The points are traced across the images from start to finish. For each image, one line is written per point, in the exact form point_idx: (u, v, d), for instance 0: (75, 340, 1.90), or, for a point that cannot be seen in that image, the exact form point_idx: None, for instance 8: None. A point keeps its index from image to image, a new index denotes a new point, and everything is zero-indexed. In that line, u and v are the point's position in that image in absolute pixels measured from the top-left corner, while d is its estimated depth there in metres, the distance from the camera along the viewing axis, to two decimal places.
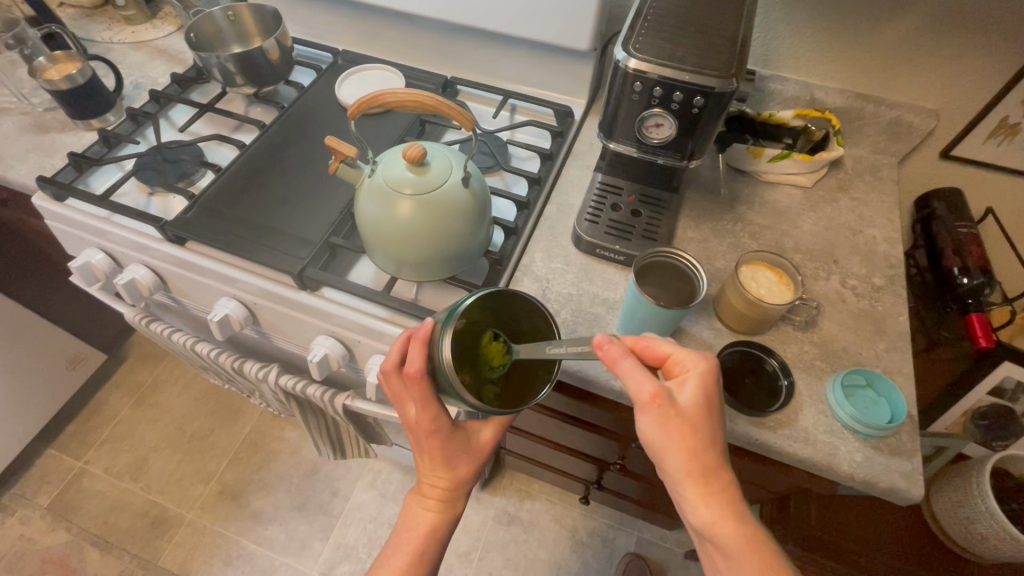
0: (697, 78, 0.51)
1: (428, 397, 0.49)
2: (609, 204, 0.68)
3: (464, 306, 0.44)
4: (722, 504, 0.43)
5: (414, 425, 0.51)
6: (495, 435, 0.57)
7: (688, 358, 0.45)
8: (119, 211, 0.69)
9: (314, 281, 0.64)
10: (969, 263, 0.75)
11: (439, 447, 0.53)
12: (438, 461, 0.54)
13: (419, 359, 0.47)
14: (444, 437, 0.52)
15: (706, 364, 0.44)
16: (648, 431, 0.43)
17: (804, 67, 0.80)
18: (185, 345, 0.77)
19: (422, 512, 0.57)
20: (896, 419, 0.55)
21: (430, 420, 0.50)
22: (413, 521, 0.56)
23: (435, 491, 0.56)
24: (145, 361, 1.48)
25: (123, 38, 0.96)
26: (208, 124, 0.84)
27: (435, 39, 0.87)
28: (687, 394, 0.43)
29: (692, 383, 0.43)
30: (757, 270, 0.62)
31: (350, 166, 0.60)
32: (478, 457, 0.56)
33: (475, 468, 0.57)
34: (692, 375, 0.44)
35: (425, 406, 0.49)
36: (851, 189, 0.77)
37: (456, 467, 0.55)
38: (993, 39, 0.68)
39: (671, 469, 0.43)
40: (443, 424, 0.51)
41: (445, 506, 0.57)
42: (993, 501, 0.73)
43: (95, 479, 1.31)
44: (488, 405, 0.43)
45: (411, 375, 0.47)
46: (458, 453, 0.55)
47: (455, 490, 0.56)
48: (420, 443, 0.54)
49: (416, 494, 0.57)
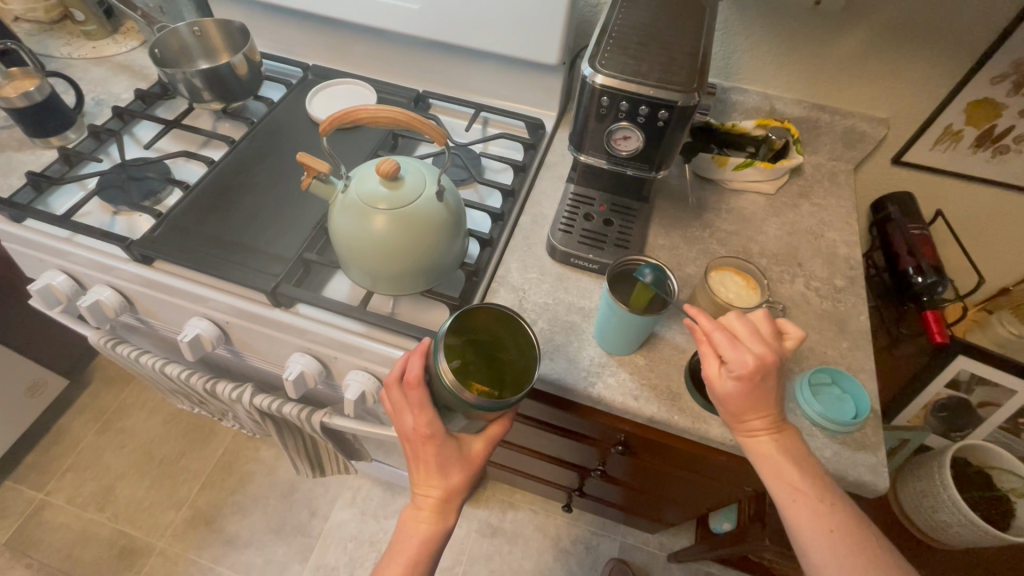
0: (662, 92, 0.53)
1: (427, 401, 0.50)
2: (582, 213, 0.70)
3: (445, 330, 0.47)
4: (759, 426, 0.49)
5: (411, 432, 0.51)
6: (488, 447, 0.55)
7: (741, 357, 0.48)
8: (81, 231, 0.67)
9: (287, 297, 0.63)
10: (923, 263, 0.79)
11: (435, 453, 0.51)
12: (432, 468, 0.52)
13: (418, 365, 0.50)
14: (441, 443, 0.51)
15: (751, 364, 0.47)
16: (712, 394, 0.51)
17: (762, 80, 0.83)
18: (154, 367, 0.75)
19: (416, 526, 0.52)
20: (860, 415, 0.58)
21: (428, 421, 0.50)
22: (407, 537, 0.52)
23: (428, 501, 0.52)
24: (110, 385, 1.43)
25: (83, 54, 0.94)
26: (175, 141, 0.82)
27: (406, 54, 0.88)
28: (726, 387, 0.49)
29: (733, 380, 0.48)
30: (726, 275, 0.64)
31: (324, 182, 0.60)
32: (470, 468, 0.53)
33: (469, 481, 0.53)
34: (735, 373, 0.48)
35: (424, 408, 0.50)
36: (811, 195, 0.80)
37: (449, 476, 0.52)
38: (934, 53, 0.72)
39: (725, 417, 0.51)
40: (440, 428, 0.51)
41: (438, 519, 0.52)
42: (954, 490, 0.75)
43: (58, 510, 1.25)
44: (486, 401, 0.45)
45: (411, 381, 0.50)
46: (449, 460, 0.52)
47: (449, 501, 0.53)
48: (417, 451, 0.52)
49: (410, 509, 0.53)
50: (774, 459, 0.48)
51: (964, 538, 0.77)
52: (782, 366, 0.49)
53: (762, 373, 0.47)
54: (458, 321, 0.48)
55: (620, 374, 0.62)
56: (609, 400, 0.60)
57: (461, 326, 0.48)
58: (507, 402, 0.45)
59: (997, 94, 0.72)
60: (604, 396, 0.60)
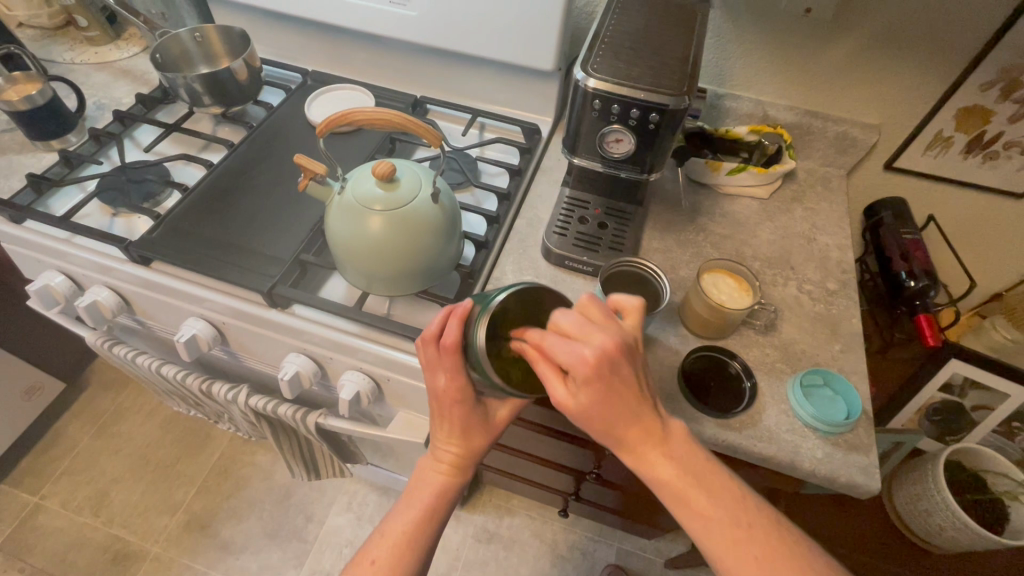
0: (652, 95, 0.53)
1: (460, 368, 0.49)
2: (577, 217, 0.71)
3: (497, 302, 0.46)
4: (647, 447, 0.44)
5: (440, 393, 0.51)
6: (512, 413, 0.55)
7: (574, 363, 0.41)
8: (80, 231, 0.68)
9: (284, 298, 0.63)
10: (916, 267, 0.81)
11: (461, 416, 0.52)
12: (456, 427, 0.53)
13: (455, 333, 0.47)
14: (469, 407, 0.52)
15: (587, 367, 0.40)
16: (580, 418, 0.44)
17: (755, 86, 0.84)
18: (150, 368, 0.75)
19: (433, 477, 0.54)
20: (852, 415, 0.58)
21: (459, 387, 0.50)
22: (423, 485, 0.54)
23: (448, 455, 0.54)
24: (107, 389, 1.43)
25: (85, 59, 0.95)
26: (174, 144, 0.83)
27: (404, 60, 0.89)
28: (582, 400, 0.42)
29: (581, 393, 0.41)
30: (718, 277, 0.65)
31: (320, 184, 0.61)
32: (492, 431, 0.54)
33: (488, 445, 0.55)
34: (582, 381, 0.41)
35: (455, 375, 0.49)
36: (804, 199, 0.81)
37: (471, 438, 0.54)
38: (922, 60, 0.74)
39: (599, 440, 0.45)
40: (470, 394, 0.51)
41: (457, 472, 0.54)
42: (948, 492, 0.76)
43: (52, 515, 1.25)
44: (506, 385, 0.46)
45: (446, 347, 0.48)
46: (475, 423, 0.53)
47: (468, 459, 0.54)
48: (443, 411, 0.52)
49: (429, 459, 0.55)
50: (662, 470, 0.44)
51: (958, 542, 0.76)
52: (631, 348, 0.43)
53: (606, 376, 0.41)
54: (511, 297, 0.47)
55: None
56: None
57: (529, 299, 0.48)
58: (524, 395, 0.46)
59: (985, 100, 0.73)
60: None
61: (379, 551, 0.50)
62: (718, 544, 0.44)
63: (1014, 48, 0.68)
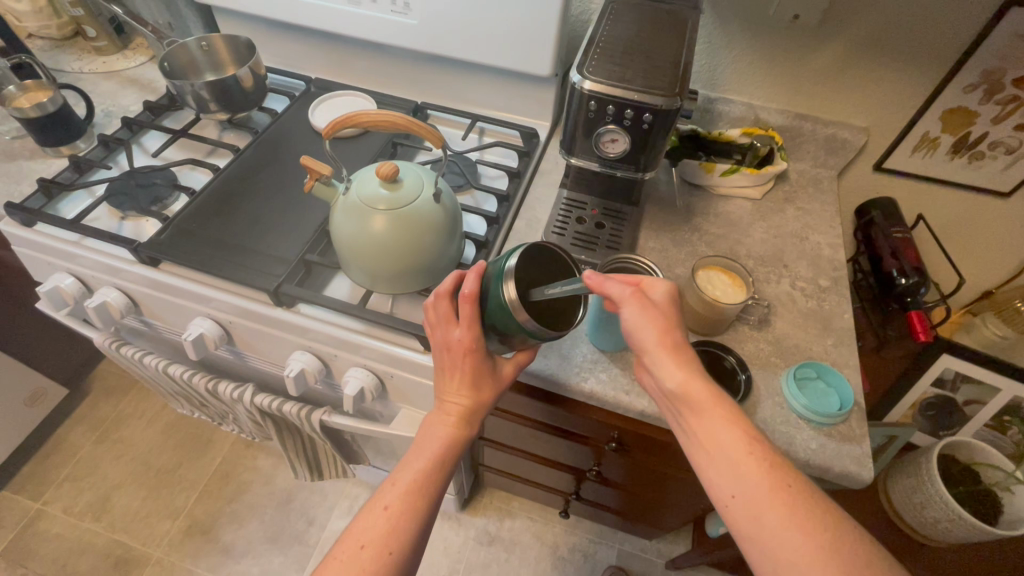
0: (645, 97, 0.56)
1: (476, 318, 0.53)
2: (575, 217, 0.73)
3: (511, 263, 0.50)
4: (691, 367, 0.48)
5: (454, 344, 0.54)
6: (516, 370, 0.59)
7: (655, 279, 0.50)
8: (90, 234, 0.69)
9: (289, 297, 0.65)
10: (906, 265, 0.82)
11: (472, 366, 0.55)
12: (465, 379, 0.55)
13: (472, 283, 0.53)
14: (480, 358, 0.55)
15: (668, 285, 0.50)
16: (630, 327, 0.49)
17: (746, 90, 0.87)
18: (157, 368, 0.76)
19: (441, 429, 0.56)
20: (845, 406, 0.60)
21: (473, 337, 0.54)
22: (432, 437, 0.55)
23: (458, 407, 0.56)
24: (109, 395, 1.44)
25: (94, 68, 0.98)
26: (181, 150, 0.85)
27: (405, 67, 0.92)
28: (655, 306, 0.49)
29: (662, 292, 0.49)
30: (712, 274, 0.67)
31: (326, 185, 0.63)
32: (499, 387, 0.58)
33: (493, 400, 0.58)
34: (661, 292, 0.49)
35: (470, 325, 0.53)
36: (796, 200, 0.83)
37: (479, 390, 0.56)
38: (906, 64, 0.76)
39: (647, 346, 0.48)
40: (483, 343, 0.54)
41: (464, 425, 0.56)
42: (942, 485, 0.77)
43: (54, 520, 1.25)
44: (536, 327, 0.49)
45: (464, 296, 0.53)
46: (483, 375, 0.56)
47: (475, 412, 0.57)
48: (455, 363, 0.56)
49: (435, 414, 0.56)
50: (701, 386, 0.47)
51: (953, 533, 0.78)
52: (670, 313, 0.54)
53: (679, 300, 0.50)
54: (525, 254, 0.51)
55: (611, 370, 0.64)
56: (600, 395, 0.62)
57: (531, 256, 0.52)
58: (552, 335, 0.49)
59: (969, 102, 0.76)
60: (596, 391, 0.63)
61: (391, 498, 0.51)
62: (761, 476, 0.43)
63: (995, 51, 0.70)
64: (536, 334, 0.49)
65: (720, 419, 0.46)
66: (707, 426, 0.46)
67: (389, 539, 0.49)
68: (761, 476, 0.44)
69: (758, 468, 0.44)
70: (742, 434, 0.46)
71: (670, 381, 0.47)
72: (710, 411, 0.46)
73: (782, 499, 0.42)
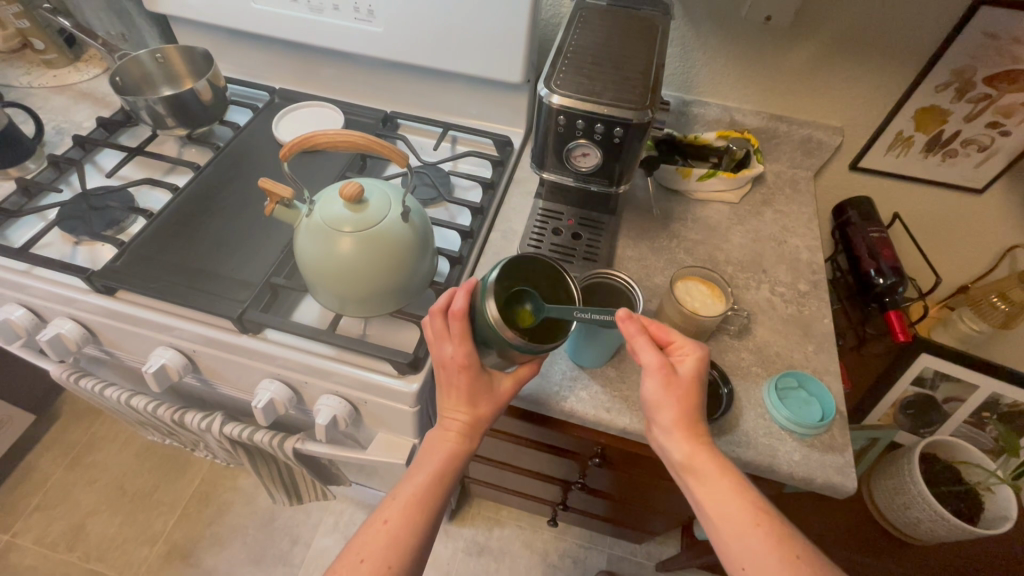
0: (616, 111, 0.54)
1: (468, 333, 0.51)
2: (551, 228, 0.71)
3: (494, 278, 0.47)
4: (702, 439, 0.50)
5: (448, 362, 0.52)
6: (519, 386, 0.55)
7: (688, 342, 0.52)
8: (40, 262, 0.66)
9: (255, 323, 0.62)
10: (883, 265, 0.82)
11: (466, 383, 0.52)
12: (462, 395, 0.53)
13: (462, 299, 0.50)
14: (475, 375, 0.52)
15: (700, 345, 0.52)
16: (654, 391, 0.50)
17: (720, 92, 0.86)
18: (119, 400, 0.73)
19: (441, 446, 0.54)
20: (826, 417, 0.59)
21: (466, 353, 0.51)
22: (430, 454, 0.53)
23: (455, 424, 0.53)
24: (79, 419, 1.39)
25: (44, 83, 0.93)
26: (139, 168, 0.81)
27: (373, 75, 0.89)
28: (684, 368, 0.51)
29: (691, 360, 0.51)
30: (691, 284, 0.66)
31: (287, 207, 0.60)
32: (499, 403, 0.54)
33: (493, 416, 0.55)
34: (690, 352, 0.51)
35: (462, 342, 0.50)
36: (774, 202, 0.82)
37: (477, 407, 0.53)
38: (879, 63, 0.76)
39: (661, 422, 0.51)
40: (477, 360, 0.52)
41: (464, 442, 0.54)
42: (923, 485, 0.78)
43: (25, 552, 1.20)
44: (521, 342, 0.46)
45: (453, 313, 0.50)
46: (480, 391, 0.53)
47: (475, 428, 0.54)
48: (450, 381, 0.53)
49: (434, 432, 0.55)
50: (708, 462, 0.49)
51: (936, 533, 0.79)
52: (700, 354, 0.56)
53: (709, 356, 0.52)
54: (506, 269, 0.49)
55: (591, 387, 0.63)
56: (581, 413, 0.61)
57: (512, 269, 0.49)
58: (545, 347, 0.47)
59: (942, 101, 0.75)
60: (576, 409, 0.61)
61: (391, 513, 0.50)
62: (773, 547, 0.45)
63: (965, 51, 0.70)
64: (521, 348, 0.47)
65: (726, 490, 0.48)
66: (713, 497, 0.48)
67: (390, 553, 0.48)
68: (768, 546, 0.45)
69: (765, 539, 0.46)
70: (748, 504, 0.47)
71: (677, 452, 0.50)
72: (713, 487, 0.48)
73: (790, 564, 0.44)
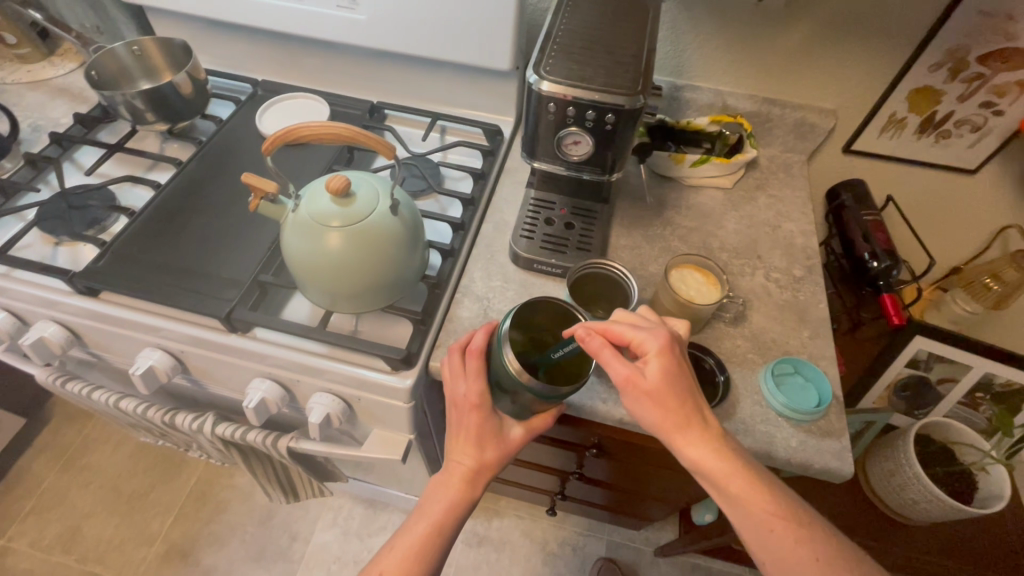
0: (607, 96, 0.53)
1: (483, 370, 0.52)
2: (543, 218, 0.70)
3: (509, 326, 0.49)
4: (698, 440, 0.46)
5: (461, 400, 0.52)
6: (529, 435, 0.54)
7: (646, 340, 0.47)
8: (20, 265, 0.64)
9: (243, 322, 0.61)
10: (877, 248, 0.82)
11: (476, 424, 0.52)
12: (471, 436, 0.53)
13: (481, 338, 0.52)
14: (486, 416, 0.52)
15: (662, 338, 0.47)
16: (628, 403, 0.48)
17: (712, 76, 0.84)
18: (109, 403, 0.72)
19: (444, 490, 0.53)
20: (823, 403, 0.59)
21: (478, 392, 0.51)
22: (433, 497, 0.53)
23: (460, 469, 0.53)
24: (71, 421, 1.37)
25: (18, 78, 0.90)
26: (119, 165, 0.79)
27: (358, 65, 0.86)
28: (649, 372, 0.46)
29: (653, 360, 0.46)
30: (686, 272, 0.65)
31: (271, 203, 0.58)
32: (507, 450, 0.54)
33: (502, 462, 0.54)
34: (650, 352, 0.47)
35: (474, 381, 0.51)
36: (767, 187, 0.81)
37: (485, 450, 0.53)
38: (872, 44, 0.75)
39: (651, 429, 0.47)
40: (489, 401, 0.52)
41: (469, 488, 0.53)
42: (918, 467, 0.79)
43: (20, 556, 1.19)
44: (537, 383, 0.47)
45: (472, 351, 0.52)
46: (488, 432, 0.53)
47: (480, 473, 0.53)
48: (462, 420, 0.54)
49: (439, 475, 0.54)
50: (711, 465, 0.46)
51: (931, 513, 0.79)
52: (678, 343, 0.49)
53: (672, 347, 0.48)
54: (522, 314, 0.51)
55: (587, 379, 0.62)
56: (578, 405, 0.60)
57: (530, 315, 0.51)
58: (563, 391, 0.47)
59: (936, 81, 0.75)
60: (573, 400, 0.60)
61: (388, 562, 0.50)
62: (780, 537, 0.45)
63: (959, 30, 0.69)
64: (541, 392, 0.47)
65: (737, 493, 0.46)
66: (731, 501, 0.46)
67: None
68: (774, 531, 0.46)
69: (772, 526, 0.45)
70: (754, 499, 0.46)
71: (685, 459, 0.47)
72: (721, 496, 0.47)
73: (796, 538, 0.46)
